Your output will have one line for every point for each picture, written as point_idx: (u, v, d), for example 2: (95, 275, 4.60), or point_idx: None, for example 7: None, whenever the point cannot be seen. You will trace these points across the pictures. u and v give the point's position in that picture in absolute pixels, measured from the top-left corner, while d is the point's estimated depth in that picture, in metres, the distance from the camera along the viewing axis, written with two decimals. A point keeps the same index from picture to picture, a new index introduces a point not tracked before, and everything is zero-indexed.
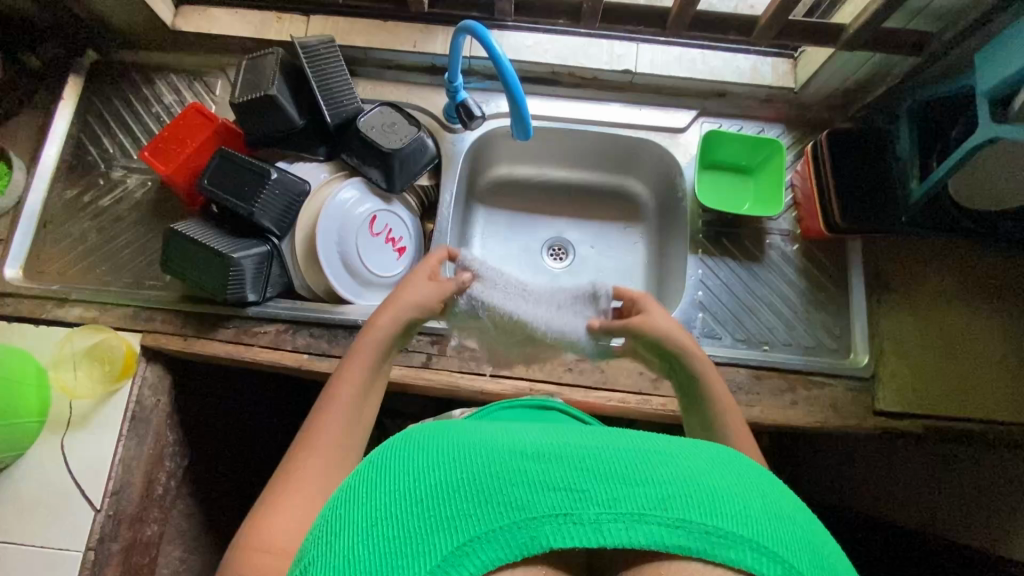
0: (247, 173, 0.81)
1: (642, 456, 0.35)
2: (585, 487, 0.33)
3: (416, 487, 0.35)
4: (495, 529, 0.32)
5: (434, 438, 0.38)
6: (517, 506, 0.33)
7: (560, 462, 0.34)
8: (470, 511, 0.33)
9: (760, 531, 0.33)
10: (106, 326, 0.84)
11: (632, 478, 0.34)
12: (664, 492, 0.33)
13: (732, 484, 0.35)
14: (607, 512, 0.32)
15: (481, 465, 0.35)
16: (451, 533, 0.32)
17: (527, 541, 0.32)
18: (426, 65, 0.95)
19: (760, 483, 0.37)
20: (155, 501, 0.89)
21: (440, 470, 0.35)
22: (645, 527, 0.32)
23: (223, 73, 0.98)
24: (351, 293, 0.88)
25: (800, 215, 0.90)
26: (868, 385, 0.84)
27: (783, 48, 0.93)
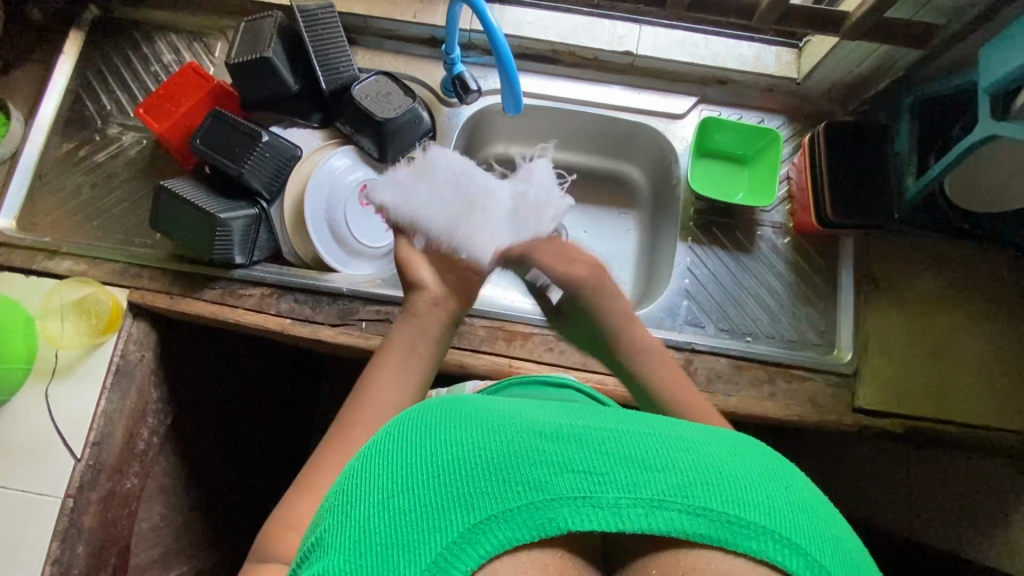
0: (237, 135, 0.80)
1: (658, 445, 0.41)
2: (604, 471, 0.39)
3: (441, 462, 0.40)
4: (519, 507, 0.38)
5: (463, 414, 0.44)
6: (540, 487, 0.38)
7: (583, 448, 0.40)
8: (497, 490, 0.38)
9: (778, 522, 0.38)
10: (94, 279, 0.85)
11: (653, 468, 0.39)
12: (683, 481, 0.39)
13: (749, 474, 0.41)
14: (624, 496, 0.38)
15: (515, 448, 0.40)
16: (477, 510, 0.38)
17: (547, 522, 0.38)
18: (425, 37, 0.95)
19: (781, 474, 0.42)
20: (137, 456, 0.90)
21: (468, 449, 0.40)
22: (663, 512, 0.38)
23: (223, 35, 0.98)
24: (338, 261, 0.88)
25: (793, 207, 0.89)
26: (849, 381, 0.83)
27: (788, 37, 0.91)
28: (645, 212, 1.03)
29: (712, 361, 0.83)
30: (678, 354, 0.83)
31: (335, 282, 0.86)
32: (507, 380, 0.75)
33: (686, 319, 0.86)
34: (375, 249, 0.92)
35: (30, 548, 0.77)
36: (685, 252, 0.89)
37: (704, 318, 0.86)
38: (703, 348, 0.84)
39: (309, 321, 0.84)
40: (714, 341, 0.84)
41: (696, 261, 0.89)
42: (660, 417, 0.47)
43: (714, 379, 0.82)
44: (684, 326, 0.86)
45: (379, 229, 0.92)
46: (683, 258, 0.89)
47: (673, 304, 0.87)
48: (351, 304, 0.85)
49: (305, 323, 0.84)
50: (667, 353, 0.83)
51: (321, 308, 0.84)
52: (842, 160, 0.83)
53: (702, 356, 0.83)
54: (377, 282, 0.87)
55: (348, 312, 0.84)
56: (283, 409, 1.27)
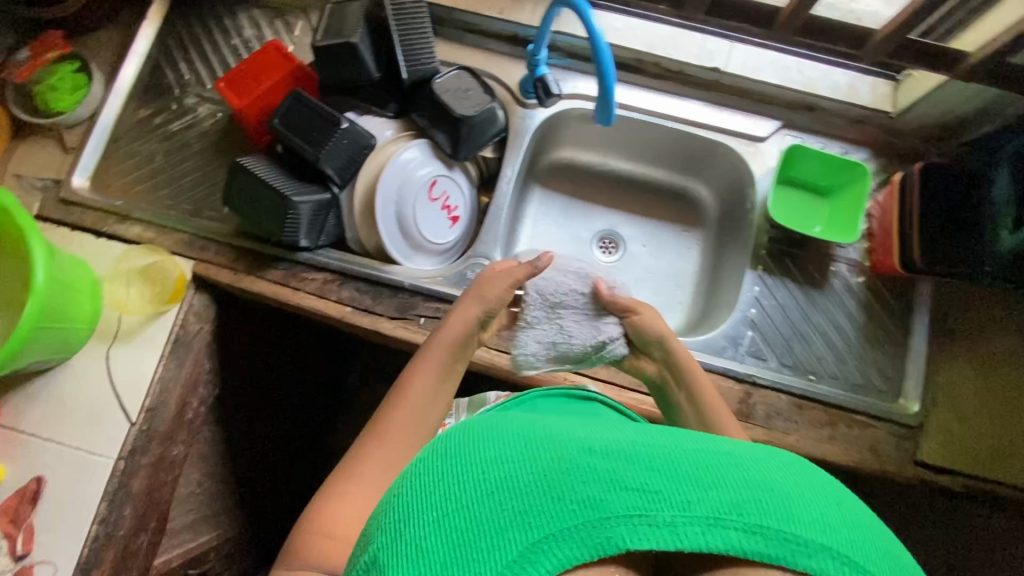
0: (317, 119, 0.80)
1: (707, 460, 0.38)
2: (658, 488, 0.36)
3: (483, 480, 0.37)
4: (573, 525, 0.35)
5: (494, 432, 0.41)
6: (592, 504, 0.35)
7: (631, 463, 0.37)
8: (546, 505, 0.35)
9: (839, 538, 0.35)
10: (162, 249, 0.86)
11: (705, 482, 0.36)
12: (739, 498, 0.36)
13: (804, 488, 0.38)
14: (681, 515, 0.35)
15: (554, 462, 0.37)
16: (527, 528, 0.35)
17: (604, 540, 0.35)
18: (508, 35, 0.93)
19: (830, 486, 0.39)
20: (185, 425, 0.91)
21: (509, 465, 0.38)
22: (722, 531, 0.35)
23: (305, 15, 0.97)
24: (401, 254, 0.88)
25: (872, 246, 0.86)
26: (912, 433, 0.80)
27: (886, 69, 0.87)
28: (710, 233, 1.01)
29: (771, 397, 0.81)
30: (738, 385, 0.81)
31: (397, 275, 0.85)
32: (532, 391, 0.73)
33: (749, 350, 0.84)
34: (438, 245, 0.91)
35: (80, 505, 0.79)
36: (754, 281, 0.87)
37: (767, 351, 0.84)
38: (764, 382, 0.81)
39: (368, 312, 0.84)
40: (776, 376, 0.82)
41: (764, 291, 0.86)
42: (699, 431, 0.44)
43: (772, 416, 0.80)
44: (746, 357, 0.84)
45: (443, 225, 0.91)
46: (751, 287, 0.87)
47: (737, 333, 0.85)
48: (411, 299, 0.84)
49: (364, 313, 0.84)
50: (727, 384, 0.81)
51: (382, 300, 0.84)
52: (936, 205, 0.79)
53: (762, 390, 0.81)
54: (438, 279, 0.86)
55: (407, 307, 0.84)
56: (318, 389, 1.28)
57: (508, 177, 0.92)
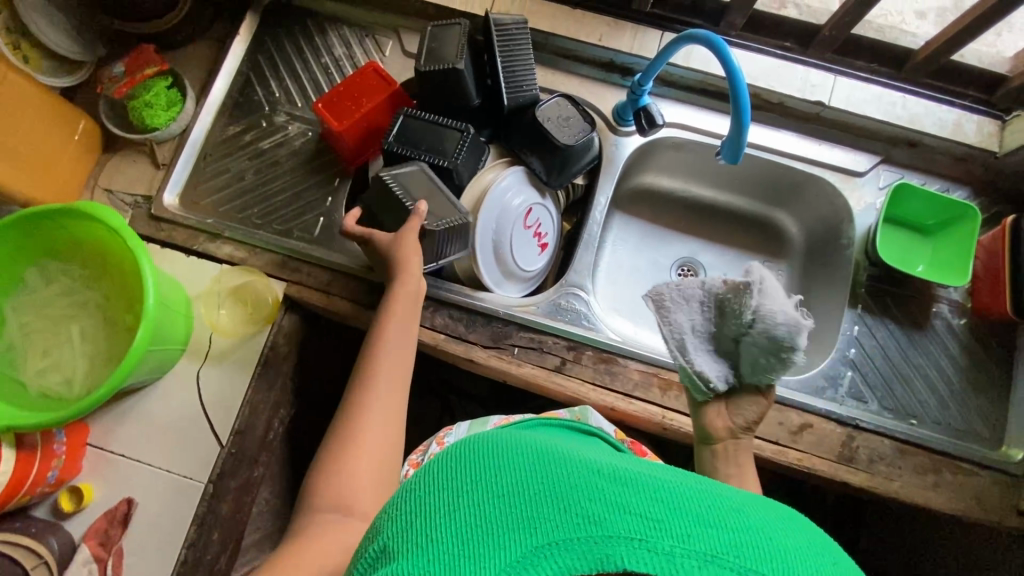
0: (439, 129, 0.80)
1: (712, 501, 0.36)
2: (660, 517, 0.34)
3: (494, 484, 0.37)
4: (570, 538, 0.34)
5: (511, 442, 0.41)
6: (595, 521, 0.34)
7: (636, 487, 0.36)
8: (550, 515, 0.35)
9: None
10: (256, 268, 0.85)
11: (708, 520, 0.35)
12: (740, 541, 0.34)
13: (805, 546, 0.36)
14: (680, 546, 0.33)
15: (564, 476, 0.37)
16: (529, 535, 0.34)
17: (599, 557, 0.33)
18: (604, 61, 0.92)
19: (831, 550, 0.37)
20: (267, 446, 0.90)
21: (521, 474, 0.38)
22: (721, 570, 0.33)
23: (396, 35, 0.96)
24: (494, 282, 0.87)
25: (975, 288, 0.84)
26: (1018, 482, 0.79)
27: (993, 107, 0.86)
28: (795, 264, 0.99)
29: (875, 441, 0.79)
30: (840, 429, 0.79)
31: (491, 304, 0.84)
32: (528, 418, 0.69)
33: (849, 391, 0.82)
34: (528, 272, 0.90)
35: (171, 528, 0.78)
36: (853, 320, 0.85)
37: (867, 392, 0.82)
38: (866, 425, 0.80)
39: (462, 340, 0.82)
40: (878, 420, 0.80)
41: (865, 331, 0.84)
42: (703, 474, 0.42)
43: (875, 460, 0.78)
44: (846, 399, 0.82)
45: (534, 253, 0.90)
46: (850, 326, 0.85)
47: (836, 373, 0.83)
48: (506, 328, 0.83)
49: (458, 341, 0.82)
50: (829, 426, 0.79)
51: (476, 328, 0.83)
52: None
53: (865, 434, 0.79)
54: (532, 308, 0.85)
55: (501, 336, 0.83)
56: None
57: (600, 206, 0.91)
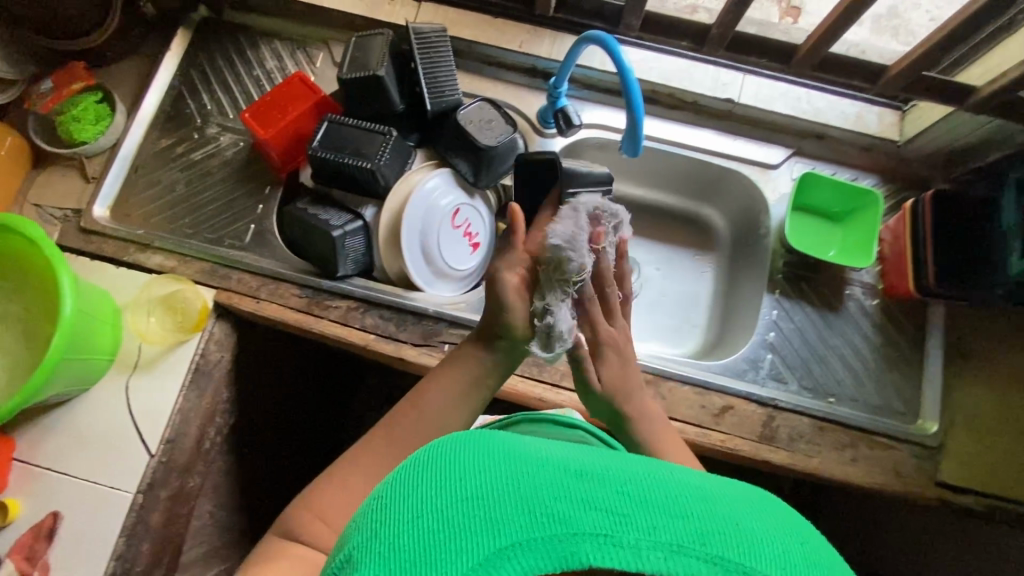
0: (363, 132, 0.83)
1: (678, 492, 0.38)
2: (626, 513, 0.36)
3: (460, 488, 0.38)
4: (534, 538, 0.35)
5: (482, 444, 0.41)
6: (560, 518, 0.35)
7: (602, 485, 0.37)
8: (517, 518, 0.35)
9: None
10: (186, 277, 0.86)
11: (673, 510, 0.36)
12: (702, 528, 0.36)
13: (770, 527, 0.38)
14: (646, 538, 0.35)
15: (530, 477, 0.37)
16: (496, 536, 0.35)
17: (566, 555, 0.34)
18: (527, 67, 0.95)
19: (794, 528, 0.39)
20: (202, 455, 0.89)
21: (489, 476, 0.38)
22: (684, 559, 0.34)
23: (326, 46, 0.98)
24: (424, 281, 0.89)
25: (885, 270, 0.88)
26: (932, 453, 0.82)
27: (892, 99, 0.91)
28: (724, 256, 1.02)
29: (794, 420, 0.82)
30: (760, 409, 0.82)
31: (421, 302, 0.86)
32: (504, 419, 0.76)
33: (769, 373, 0.86)
34: (460, 271, 0.92)
35: (98, 541, 0.77)
36: (771, 304, 0.89)
37: (787, 373, 0.86)
38: (786, 405, 0.82)
39: (392, 339, 0.84)
40: (797, 399, 0.83)
41: (782, 315, 0.88)
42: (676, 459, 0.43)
43: (794, 439, 0.81)
44: (767, 380, 0.85)
45: (465, 252, 0.92)
46: (769, 310, 0.89)
47: (757, 356, 0.86)
48: (435, 326, 0.84)
49: (388, 340, 0.84)
50: (750, 407, 0.82)
51: (406, 327, 0.84)
52: (946, 229, 0.80)
53: (783, 414, 0.82)
54: (463, 305, 0.87)
55: (431, 334, 0.84)
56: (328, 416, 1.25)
57: None
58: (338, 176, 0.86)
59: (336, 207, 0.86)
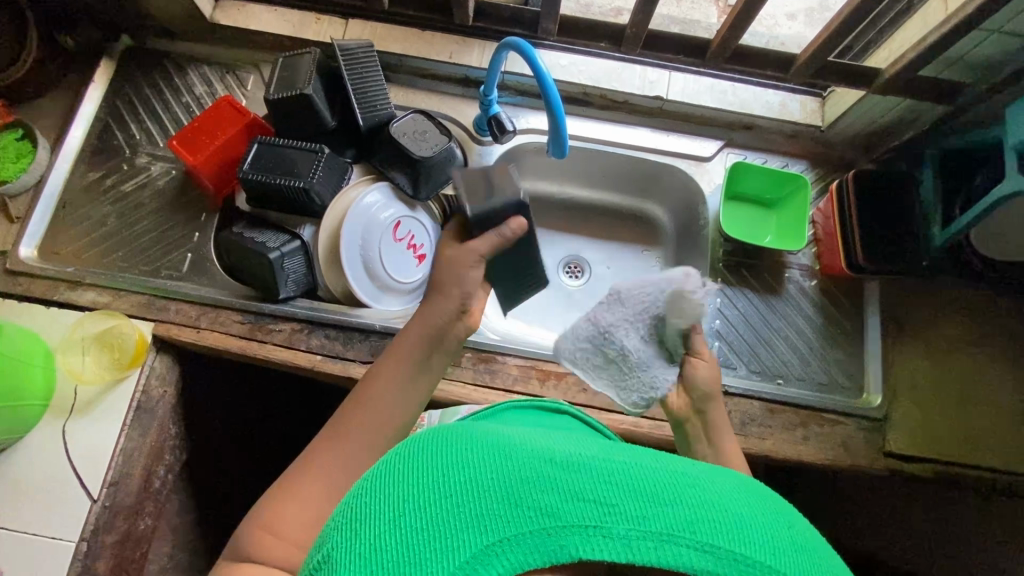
0: (294, 152, 0.83)
1: (669, 478, 0.36)
2: (615, 501, 0.34)
3: (446, 480, 0.36)
4: (522, 532, 0.33)
5: (463, 435, 0.39)
6: (548, 512, 0.34)
7: (590, 476, 0.35)
8: (502, 511, 0.34)
9: (781, 561, 0.35)
10: (120, 312, 0.83)
11: (663, 497, 0.35)
12: (692, 517, 0.34)
13: (762, 515, 0.37)
14: (636, 528, 0.33)
15: (513, 469, 0.36)
16: (482, 532, 0.34)
17: (553, 548, 0.33)
18: (460, 77, 0.96)
19: (783, 512, 0.38)
20: (152, 495, 0.85)
21: (474, 469, 0.36)
22: (674, 548, 0.33)
23: (257, 69, 0.98)
24: (370, 297, 0.88)
25: (820, 251, 0.91)
26: (879, 425, 0.83)
27: (813, 87, 0.94)
28: (669, 249, 1.04)
29: (745, 404, 0.83)
30: None
31: (367, 318, 0.85)
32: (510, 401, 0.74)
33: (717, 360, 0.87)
34: (406, 284, 0.92)
35: None
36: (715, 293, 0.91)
37: (735, 359, 0.87)
38: (735, 390, 0.84)
39: (339, 358, 0.82)
40: (746, 383, 0.85)
41: (726, 302, 0.90)
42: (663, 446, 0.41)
43: (746, 423, 0.82)
44: None
45: (410, 265, 0.92)
46: (713, 299, 0.91)
47: None
48: (383, 341, 0.84)
49: (335, 360, 0.82)
50: None
51: (352, 345, 0.83)
52: (868, 207, 0.85)
53: (734, 399, 0.83)
54: (410, 319, 0.86)
55: (379, 350, 0.83)
56: None
57: None
58: (274, 198, 0.85)
59: (274, 229, 0.84)
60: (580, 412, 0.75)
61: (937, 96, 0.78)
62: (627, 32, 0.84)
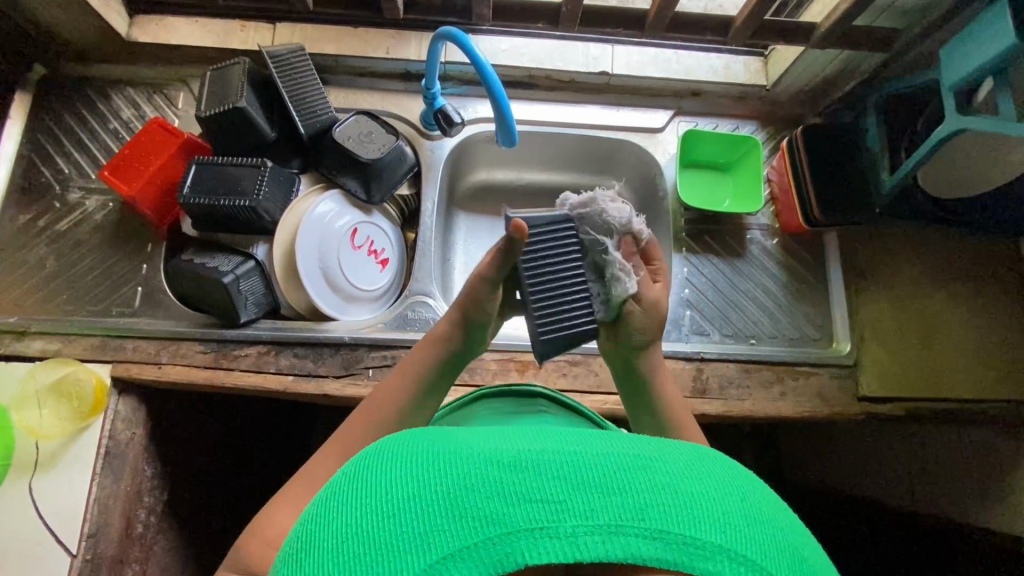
0: (236, 170, 0.79)
1: (620, 462, 0.31)
2: (562, 497, 0.29)
3: (391, 499, 0.31)
4: (470, 545, 0.29)
5: (415, 448, 0.35)
6: (494, 518, 0.29)
7: (538, 474, 0.30)
8: (448, 526, 0.29)
9: (737, 539, 0.30)
10: (73, 358, 0.79)
11: (610, 486, 0.30)
12: (642, 501, 0.30)
13: (711, 486, 0.32)
14: (583, 523, 0.29)
15: (459, 477, 0.31)
16: (424, 551, 0.29)
17: (500, 557, 0.28)
18: (401, 72, 0.93)
19: (740, 485, 0.34)
20: (136, 540, 0.82)
21: (419, 482, 0.31)
22: (621, 539, 0.29)
23: (186, 86, 0.93)
24: (335, 309, 0.86)
25: (777, 209, 0.92)
26: (850, 371, 0.86)
27: (754, 46, 0.94)
28: None
29: (721, 368, 0.84)
30: (688, 365, 0.84)
31: (334, 331, 0.83)
32: (479, 391, 0.74)
33: (692, 329, 0.88)
34: (371, 291, 0.90)
35: None
36: (681, 263, 0.91)
37: (708, 326, 0.88)
38: (710, 355, 0.85)
39: (312, 376, 0.80)
40: (721, 347, 0.86)
41: (693, 271, 0.91)
42: (618, 432, 0.36)
43: (725, 386, 0.83)
44: (690, 336, 0.87)
45: (373, 272, 0.90)
46: (680, 268, 0.91)
47: (677, 315, 0.88)
48: (355, 353, 0.82)
49: (308, 378, 0.80)
50: (678, 365, 0.84)
51: (324, 361, 0.81)
52: (820, 161, 0.86)
53: (711, 363, 0.84)
54: (379, 326, 0.84)
55: (352, 362, 0.81)
56: (287, 465, 1.19)
57: (428, 210, 0.92)
58: (220, 220, 0.82)
59: (225, 252, 0.81)
60: (552, 391, 0.74)
61: (873, 44, 0.79)
62: (563, 11, 0.82)
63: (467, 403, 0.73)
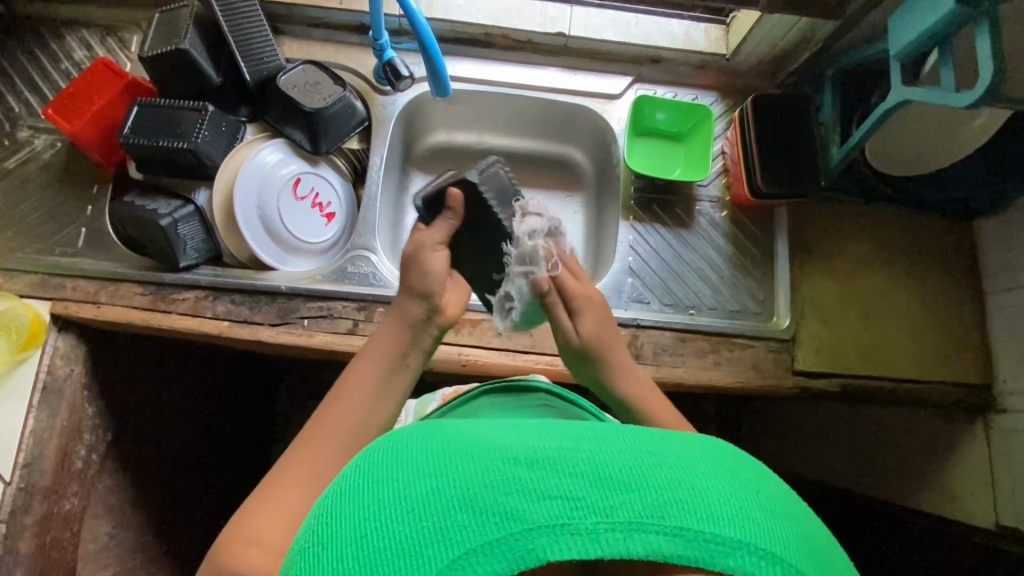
0: (176, 112, 0.79)
1: (639, 460, 0.32)
2: (579, 494, 0.30)
3: (408, 496, 0.31)
4: (489, 541, 0.29)
5: (429, 443, 0.35)
6: (513, 515, 0.29)
7: (555, 470, 0.31)
8: (467, 522, 0.29)
9: (759, 533, 0.30)
10: (12, 293, 0.80)
11: (627, 484, 0.30)
12: (661, 498, 0.30)
13: (729, 481, 0.32)
14: (604, 520, 0.29)
15: (476, 473, 0.31)
16: (443, 548, 0.29)
17: (521, 553, 0.29)
18: (355, 24, 0.92)
19: (755, 478, 0.33)
20: (74, 475, 0.84)
21: (437, 479, 0.31)
22: (643, 537, 0.29)
23: (139, 29, 0.92)
24: (275, 259, 0.87)
25: (728, 181, 0.92)
26: (788, 346, 0.85)
27: (716, 14, 0.93)
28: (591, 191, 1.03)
29: (657, 335, 0.85)
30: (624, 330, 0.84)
31: (272, 280, 0.84)
32: (477, 388, 0.73)
33: (631, 296, 0.88)
34: (314, 244, 0.90)
35: None
36: (627, 230, 0.91)
37: (649, 294, 0.88)
38: (646, 322, 0.85)
39: (247, 322, 0.81)
40: (658, 315, 0.86)
41: (638, 239, 0.90)
42: (637, 428, 0.36)
43: (659, 352, 0.84)
44: (630, 303, 0.87)
45: (317, 224, 0.90)
46: (626, 236, 0.91)
47: (619, 282, 0.88)
48: (291, 302, 0.82)
49: (243, 324, 0.81)
50: None
51: (261, 308, 0.82)
52: (769, 132, 0.85)
53: (647, 330, 0.85)
54: (318, 278, 0.85)
55: (288, 311, 0.82)
56: (241, 417, 1.21)
57: (376, 165, 0.91)
58: (161, 163, 0.82)
59: (165, 196, 0.81)
60: (556, 387, 0.73)
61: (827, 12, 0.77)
62: None
63: (467, 398, 0.72)
